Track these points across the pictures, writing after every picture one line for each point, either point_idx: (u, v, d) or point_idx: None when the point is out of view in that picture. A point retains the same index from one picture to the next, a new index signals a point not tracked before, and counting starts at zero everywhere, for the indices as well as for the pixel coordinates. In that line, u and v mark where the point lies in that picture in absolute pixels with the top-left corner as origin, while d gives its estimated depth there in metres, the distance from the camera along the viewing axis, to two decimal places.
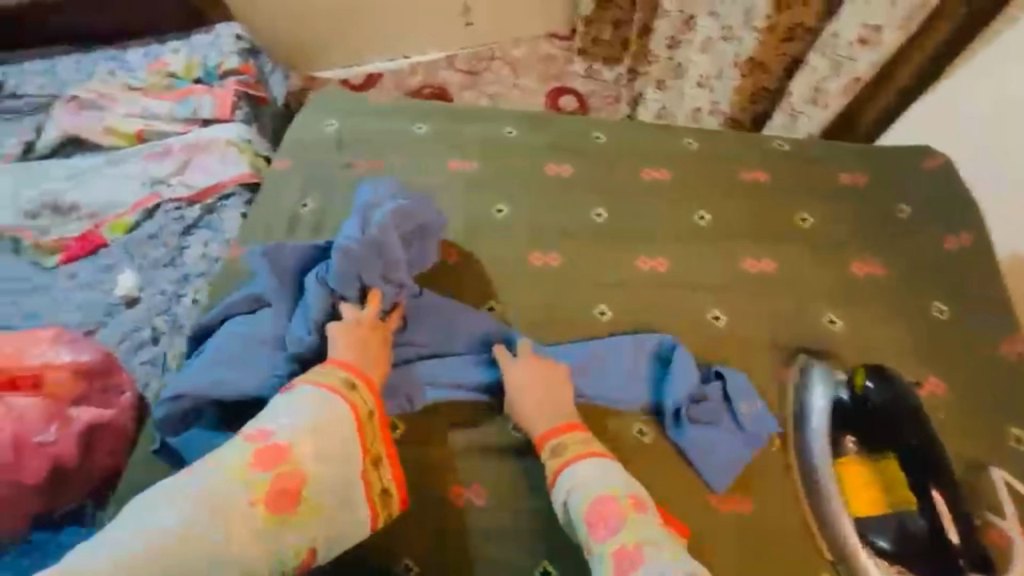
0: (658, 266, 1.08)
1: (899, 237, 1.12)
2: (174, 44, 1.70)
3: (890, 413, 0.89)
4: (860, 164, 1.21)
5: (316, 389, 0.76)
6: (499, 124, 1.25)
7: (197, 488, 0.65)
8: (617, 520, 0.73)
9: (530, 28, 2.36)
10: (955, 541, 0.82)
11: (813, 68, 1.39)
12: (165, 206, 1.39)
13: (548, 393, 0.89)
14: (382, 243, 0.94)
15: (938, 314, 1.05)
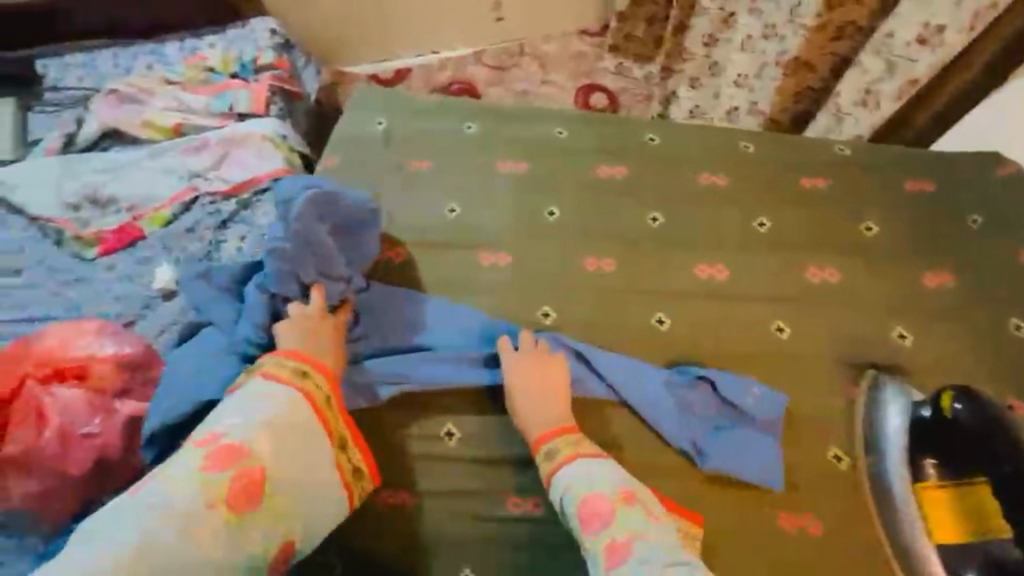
0: (717, 274, 1.03)
1: (970, 248, 1.04)
2: (210, 39, 1.72)
3: (978, 437, 0.78)
4: (926, 172, 1.14)
5: (268, 382, 0.75)
6: (549, 124, 1.23)
7: (149, 499, 0.63)
8: (608, 513, 0.69)
9: (562, 25, 2.32)
10: None
11: (864, 69, 1.32)
12: (201, 199, 1.40)
13: (550, 393, 0.85)
14: (312, 235, 0.92)
15: (1016, 330, 0.95)
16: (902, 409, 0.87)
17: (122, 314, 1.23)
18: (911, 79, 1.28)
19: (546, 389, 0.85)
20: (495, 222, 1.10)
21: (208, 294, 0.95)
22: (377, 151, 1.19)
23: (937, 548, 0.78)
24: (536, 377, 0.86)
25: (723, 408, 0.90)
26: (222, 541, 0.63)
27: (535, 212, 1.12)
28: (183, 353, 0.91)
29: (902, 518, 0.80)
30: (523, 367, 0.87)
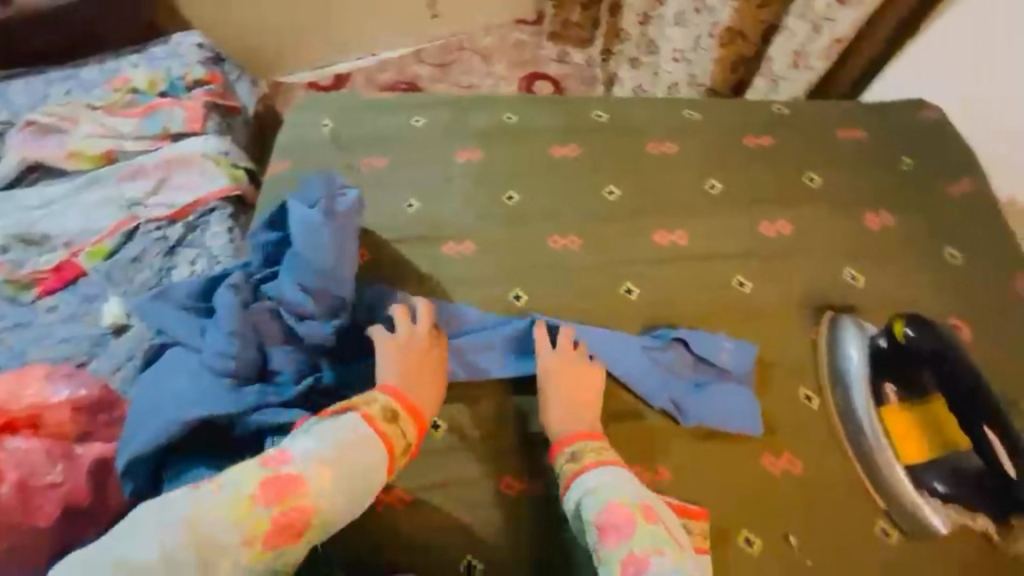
0: (677, 239, 1.06)
1: (905, 187, 1.10)
2: (132, 59, 1.64)
3: (931, 358, 0.83)
4: (857, 122, 1.20)
5: (357, 417, 0.70)
6: (497, 111, 1.23)
7: (191, 513, 0.57)
8: (628, 528, 0.68)
9: (499, 16, 2.32)
10: (1013, 473, 0.77)
11: (791, 32, 1.38)
12: (144, 227, 1.33)
13: (582, 392, 0.85)
14: (344, 230, 0.92)
15: (952, 259, 1.02)
16: (864, 340, 0.90)
17: (71, 355, 1.15)
18: (836, 38, 1.33)
19: (575, 396, 0.85)
20: (454, 213, 1.10)
21: (172, 317, 0.90)
22: (327, 153, 1.16)
23: (906, 467, 0.83)
24: (566, 379, 0.86)
25: (706, 365, 0.93)
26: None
27: (492, 198, 1.11)
28: (147, 379, 0.85)
29: (875, 444, 0.84)
30: (554, 370, 0.87)
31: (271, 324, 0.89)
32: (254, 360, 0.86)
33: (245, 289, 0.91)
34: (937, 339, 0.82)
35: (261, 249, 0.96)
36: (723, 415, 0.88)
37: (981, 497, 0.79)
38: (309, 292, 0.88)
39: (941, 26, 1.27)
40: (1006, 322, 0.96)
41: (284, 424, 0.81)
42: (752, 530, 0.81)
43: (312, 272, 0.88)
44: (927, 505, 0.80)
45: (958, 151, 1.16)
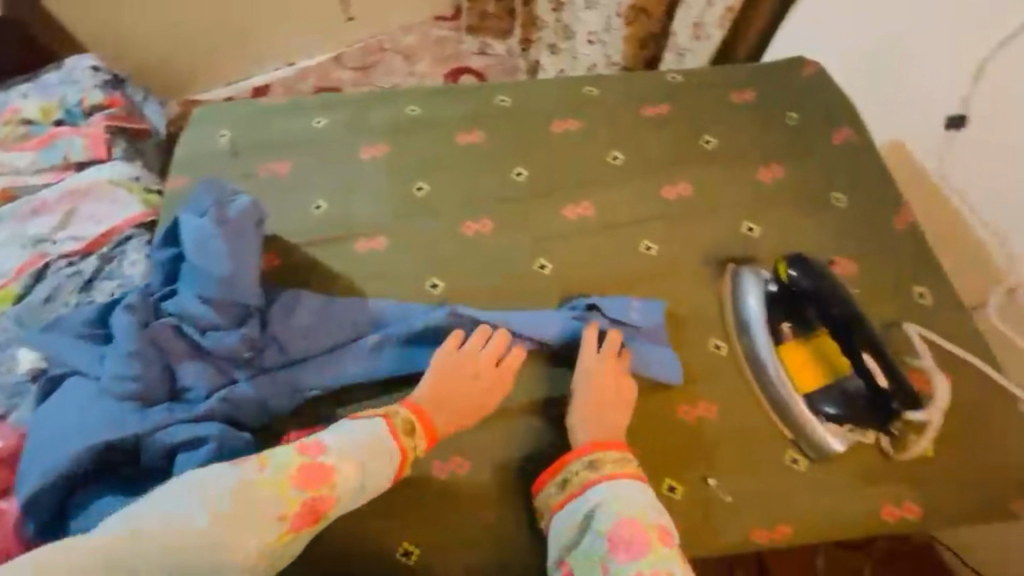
0: (585, 212, 1.09)
1: (794, 140, 1.16)
2: (23, 88, 1.60)
3: (816, 297, 0.88)
4: (746, 82, 1.26)
5: (382, 424, 0.81)
6: (400, 104, 1.23)
7: (236, 482, 0.69)
8: (642, 546, 0.73)
9: (416, 14, 2.31)
10: (884, 384, 0.84)
11: (689, 6, 1.44)
12: (55, 264, 1.27)
13: (614, 393, 0.88)
14: (241, 237, 0.91)
15: (837, 203, 1.09)
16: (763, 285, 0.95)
17: None
18: (727, 8, 1.37)
19: (607, 399, 0.87)
20: (364, 211, 1.09)
21: (67, 347, 0.87)
22: (227, 164, 1.14)
23: (804, 395, 0.88)
24: (605, 379, 0.88)
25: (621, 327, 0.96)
26: (263, 551, 0.67)
27: (402, 192, 1.11)
28: (43, 414, 0.81)
29: (773, 379, 0.89)
30: (595, 371, 0.89)
31: (175, 341, 0.86)
32: (159, 380, 0.84)
33: (143, 309, 0.88)
34: (815, 275, 0.89)
35: (159, 265, 0.93)
36: (649, 360, 0.92)
37: (869, 416, 0.85)
38: (212, 304, 0.87)
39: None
40: (885, 254, 1.03)
41: (191, 438, 0.79)
42: (676, 479, 0.85)
43: (210, 283, 0.88)
44: (823, 428, 0.85)
45: (837, 101, 1.23)
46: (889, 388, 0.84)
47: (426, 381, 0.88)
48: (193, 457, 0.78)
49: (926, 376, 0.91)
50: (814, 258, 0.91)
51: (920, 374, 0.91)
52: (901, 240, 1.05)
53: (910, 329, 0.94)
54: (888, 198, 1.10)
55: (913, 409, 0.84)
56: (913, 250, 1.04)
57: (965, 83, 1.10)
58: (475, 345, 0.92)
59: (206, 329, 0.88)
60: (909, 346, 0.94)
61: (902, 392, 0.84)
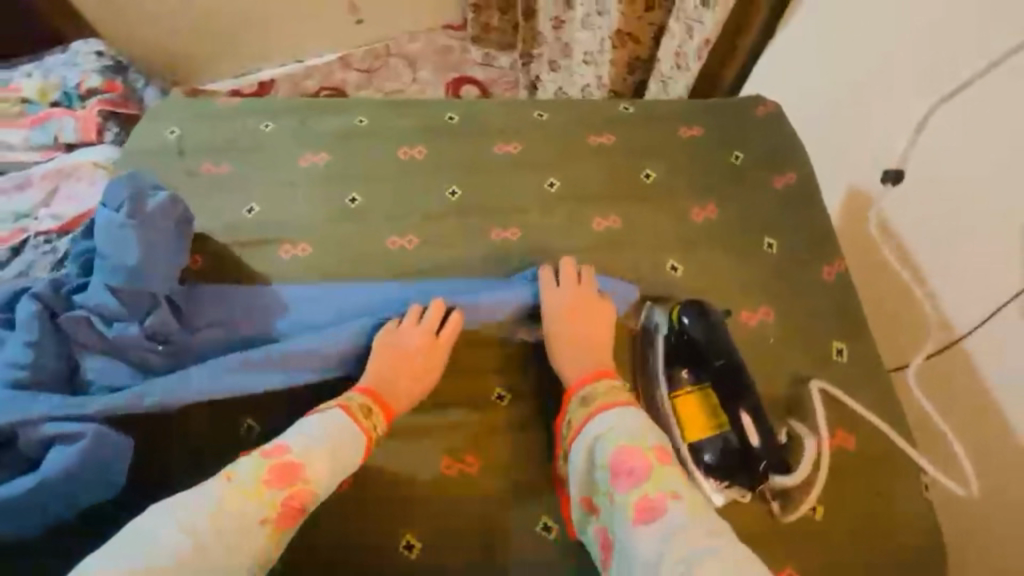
0: (512, 236, 1.09)
1: (733, 182, 1.15)
2: (26, 69, 1.83)
3: (706, 347, 0.87)
4: (696, 119, 1.24)
5: (341, 412, 0.84)
6: (351, 114, 1.24)
7: (210, 499, 0.70)
8: (642, 469, 0.75)
9: (423, 22, 2.35)
10: (756, 445, 0.81)
11: (672, 35, 1.43)
12: (32, 240, 1.43)
13: (592, 336, 0.92)
14: (155, 229, 0.93)
15: (767, 249, 1.07)
16: (666, 328, 0.92)
17: None
18: (705, 39, 1.33)
19: (588, 331, 0.93)
20: (292, 218, 1.10)
21: None
22: (168, 160, 1.16)
23: (689, 446, 0.84)
24: (575, 314, 0.94)
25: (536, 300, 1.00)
26: (258, 553, 0.70)
27: (334, 202, 1.12)
28: None
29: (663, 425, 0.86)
30: (568, 304, 0.94)
31: (80, 330, 0.89)
32: (56, 365, 0.87)
33: (54, 299, 0.90)
34: (706, 327, 0.87)
35: (80, 255, 0.96)
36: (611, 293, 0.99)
37: (742, 474, 0.82)
38: (119, 294, 0.89)
39: (773, 27, 1.32)
40: (805, 304, 1.01)
41: (63, 433, 0.80)
42: (551, 515, 0.87)
43: (117, 273, 0.89)
44: (705, 483, 0.82)
45: (785, 144, 1.20)
46: (760, 448, 0.81)
47: (371, 363, 0.92)
48: (65, 453, 0.78)
49: (799, 436, 0.87)
50: (709, 305, 0.90)
51: (795, 433, 0.88)
52: (824, 294, 1.02)
53: (813, 384, 0.91)
54: (822, 245, 1.08)
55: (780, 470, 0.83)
56: (838, 303, 1.01)
57: (903, 142, 1.08)
58: (414, 321, 0.96)
59: (112, 319, 0.90)
60: (810, 405, 0.90)
61: (771, 454, 0.81)
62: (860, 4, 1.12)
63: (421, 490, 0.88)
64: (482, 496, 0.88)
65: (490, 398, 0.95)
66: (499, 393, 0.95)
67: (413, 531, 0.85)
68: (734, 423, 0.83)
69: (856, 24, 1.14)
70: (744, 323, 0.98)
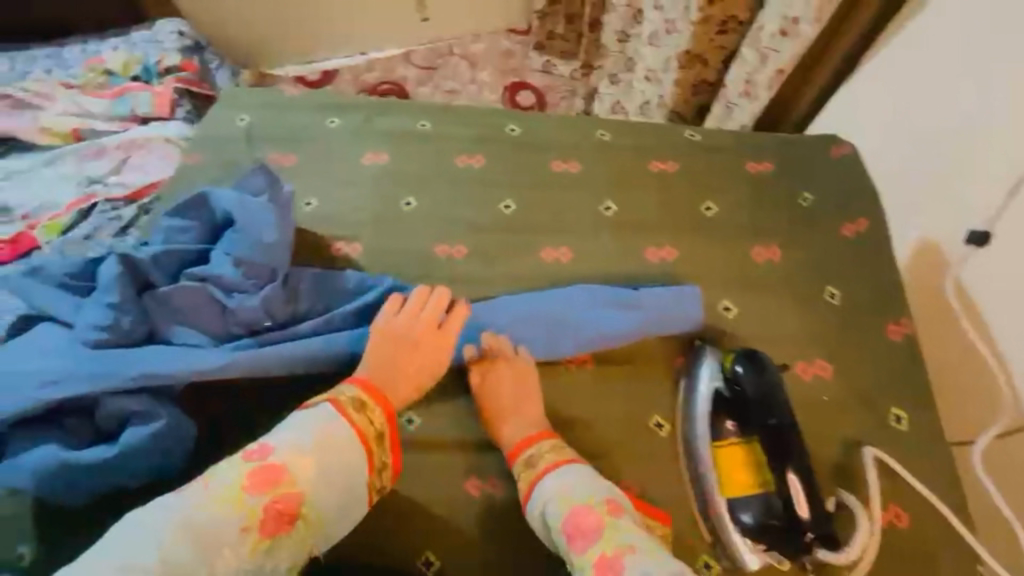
0: (562, 257, 1.07)
1: (802, 227, 1.10)
2: (113, 41, 1.92)
3: (761, 399, 0.82)
4: (765, 154, 1.20)
5: (329, 407, 0.79)
6: (414, 118, 1.26)
7: (185, 509, 0.65)
8: (595, 529, 0.72)
9: (488, 25, 2.36)
10: (804, 516, 0.77)
11: (744, 60, 1.36)
12: (101, 206, 1.51)
13: (524, 400, 0.89)
14: (284, 211, 0.97)
15: (830, 300, 1.02)
16: (715, 376, 0.88)
17: None
18: (780, 68, 1.31)
19: (519, 395, 0.89)
20: (346, 216, 1.11)
21: (78, 278, 0.92)
22: (238, 147, 1.20)
23: (727, 499, 0.81)
24: (506, 382, 0.90)
25: (630, 308, 0.95)
26: (243, 565, 0.65)
27: (390, 205, 1.13)
28: (41, 335, 0.86)
29: (702, 471, 0.84)
30: (496, 375, 0.91)
31: (196, 298, 0.91)
32: (133, 327, 0.87)
33: (168, 264, 0.93)
34: (759, 379, 0.83)
35: (196, 226, 0.98)
36: (668, 304, 0.95)
37: (784, 540, 0.77)
38: (234, 259, 0.93)
39: (850, 68, 1.27)
40: (866, 362, 0.96)
41: (140, 411, 0.82)
42: None
43: (248, 246, 0.93)
44: (740, 541, 0.79)
45: (860, 191, 1.15)
46: (808, 520, 0.77)
47: (368, 356, 0.88)
48: (140, 430, 0.80)
49: (846, 506, 0.82)
50: (763, 354, 0.86)
51: (843, 505, 0.82)
52: (891, 355, 0.97)
53: (867, 451, 0.86)
54: (895, 303, 1.02)
55: (825, 545, 0.77)
56: (901, 365, 0.96)
57: (998, 202, 1.00)
58: (418, 306, 0.94)
59: (232, 290, 0.92)
60: (858, 471, 0.86)
61: (820, 527, 0.77)
62: (944, 53, 1.10)
63: (448, 507, 0.86)
64: (511, 524, 0.85)
65: None
66: None
67: (435, 551, 0.83)
68: (780, 485, 0.79)
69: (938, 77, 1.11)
70: (799, 377, 0.93)
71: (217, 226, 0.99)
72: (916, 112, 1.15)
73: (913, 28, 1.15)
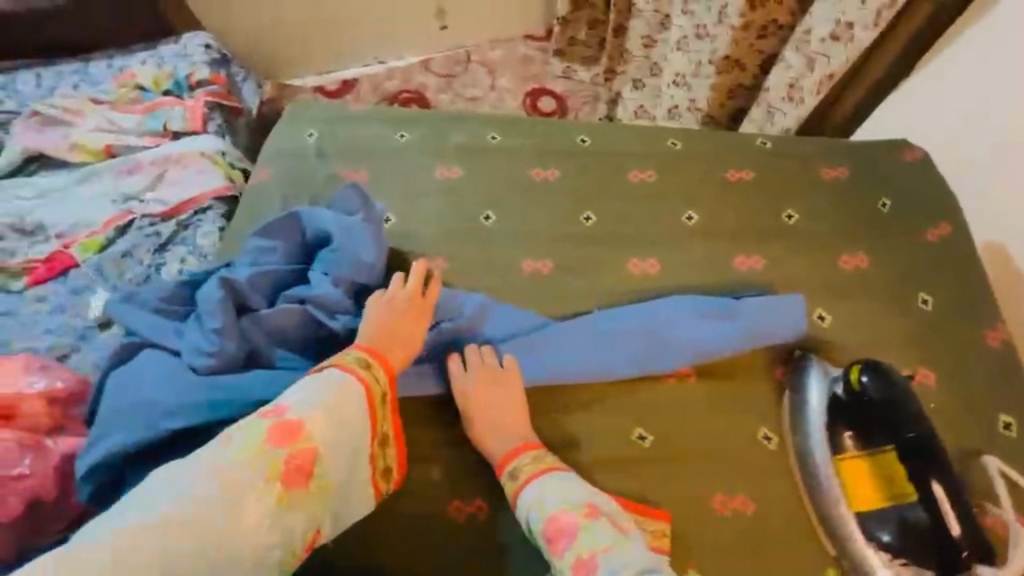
0: (650, 268, 1.06)
1: (887, 234, 1.09)
2: (141, 56, 1.76)
3: (886, 411, 0.84)
4: (840, 159, 1.19)
5: (336, 368, 0.76)
6: (483, 129, 1.25)
7: (208, 463, 0.65)
8: (573, 532, 0.74)
9: (508, 31, 2.31)
10: (956, 532, 0.78)
11: (788, 65, 1.37)
12: (138, 222, 1.41)
13: (506, 408, 0.88)
14: (375, 228, 0.96)
15: (924, 306, 1.01)
16: (831, 383, 0.90)
17: (55, 346, 1.22)
18: (828, 73, 1.31)
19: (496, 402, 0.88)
20: (426, 232, 1.10)
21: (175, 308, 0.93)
22: (309, 162, 1.18)
23: (856, 514, 0.82)
24: (484, 399, 0.88)
25: (728, 320, 0.95)
26: (266, 518, 0.64)
27: (470, 219, 1.12)
28: (145, 363, 0.86)
29: (824, 484, 0.84)
30: (472, 393, 0.88)
31: (297, 321, 0.88)
32: (237, 352, 0.85)
33: (264, 287, 0.92)
34: (889, 388, 0.84)
35: (286, 249, 0.96)
36: (768, 317, 0.95)
37: (929, 556, 0.79)
38: (333, 278, 0.92)
39: (901, 75, 1.30)
40: (967, 369, 0.96)
41: None
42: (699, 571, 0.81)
43: (346, 265, 0.92)
44: (874, 556, 0.80)
45: (938, 195, 1.15)
46: (960, 537, 0.78)
47: (366, 326, 0.85)
48: None
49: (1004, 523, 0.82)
50: (890, 366, 0.86)
51: (995, 519, 0.83)
52: (989, 360, 0.97)
53: (990, 463, 0.86)
54: (987, 308, 1.02)
55: (983, 560, 0.78)
56: (996, 373, 0.95)
57: None
58: (398, 284, 0.92)
59: (333, 313, 0.90)
60: (985, 480, 0.86)
61: (971, 541, 0.78)
62: (1010, 56, 1.12)
63: None
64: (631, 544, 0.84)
65: (632, 436, 0.89)
66: (641, 434, 0.90)
67: None
68: (922, 496, 0.80)
69: (998, 83, 1.15)
70: None
71: (307, 245, 0.98)
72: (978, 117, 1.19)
73: (970, 35, 1.18)
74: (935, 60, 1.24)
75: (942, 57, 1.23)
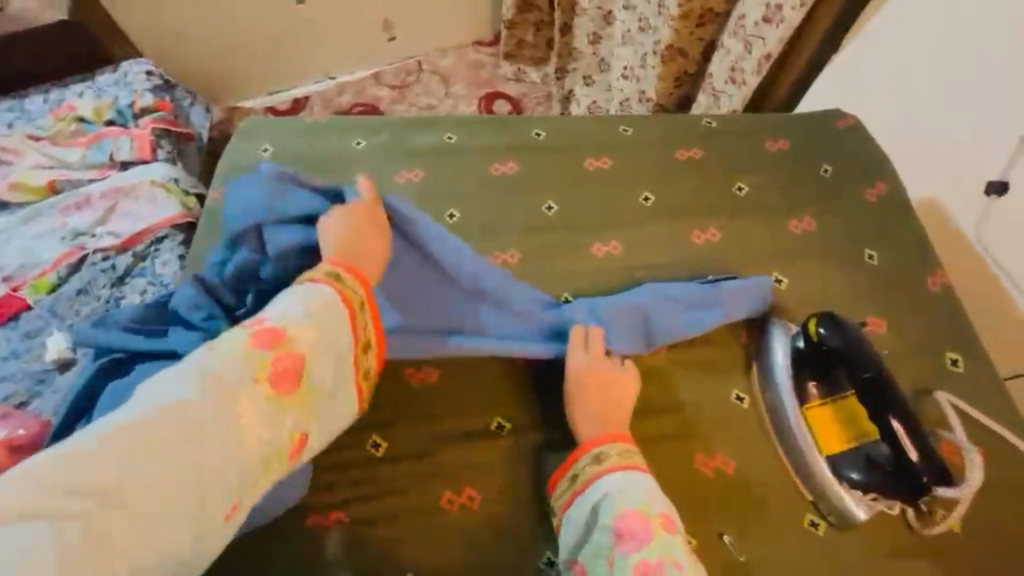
0: (614, 250, 1.10)
1: (832, 197, 1.16)
2: (78, 87, 1.70)
3: (848, 358, 0.87)
4: (781, 132, 1.26)
5: (306, 282, 0.76)
6: (439, 131, 1.26)
7: (197, 369, 0.64)
8: (645, 533, 0.72)
9: (456, 38, 2.33)
10: (915, 459, 0.82)
11: (727, 50, 1.44)
12: (91, 257, 1.36)
13: (611, 400, 0.87)
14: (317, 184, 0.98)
15: (870, 261, 1.08)
16: (789, 343, 0.94)
17: (13, 394, 1.17)
18: (764, 54, 1.37)
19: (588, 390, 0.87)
20: None
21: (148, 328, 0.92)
22: None
23: (826, 458, 0.87)
24: (593, 386, 0.87)
25: (706, 306, 0.98)
26: (260, 415, 0.64)
27: (434, 219, 1.13)
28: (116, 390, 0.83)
29: (793, 431, 0.89)
30: (582, 374, 0.88)
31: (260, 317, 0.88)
32: None
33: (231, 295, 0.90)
34: (846, 336, 0.87)
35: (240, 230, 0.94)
36: (739, 300, 0.99)
37: (899, 486, 0.83)
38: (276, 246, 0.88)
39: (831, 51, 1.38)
40: (914, 314, 1.02)
41: None
42: (693, 533, 0.84)
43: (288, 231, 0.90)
44: (847, 496, 0.84)
45: (873, 157, 1.22)
46: (919, 463, 0.82)
47: (328, 243, 0.84)
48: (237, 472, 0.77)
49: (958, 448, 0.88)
50: (843, 317, 0.90)
51: (950, 445, 0.88)
52: (934, 305, 1.04)
53: (941, 396, 0.93)
54: (926, 257, 1.09)
55: (943, 483, 0.83)
56: (939, 317, 1.03)
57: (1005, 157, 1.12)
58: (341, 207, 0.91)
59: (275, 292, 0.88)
60: (940, 414, 0.92)
61: (930, 467, 0.82)
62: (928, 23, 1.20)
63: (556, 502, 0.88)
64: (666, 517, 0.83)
65: None
66: None
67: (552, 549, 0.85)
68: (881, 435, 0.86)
69: (921, 48, 1.23)
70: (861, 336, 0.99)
71: None
72: (907, 81, 1.27)
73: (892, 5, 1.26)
74: (862, 30, 1.33)
75: (868, 26, 1.31)
